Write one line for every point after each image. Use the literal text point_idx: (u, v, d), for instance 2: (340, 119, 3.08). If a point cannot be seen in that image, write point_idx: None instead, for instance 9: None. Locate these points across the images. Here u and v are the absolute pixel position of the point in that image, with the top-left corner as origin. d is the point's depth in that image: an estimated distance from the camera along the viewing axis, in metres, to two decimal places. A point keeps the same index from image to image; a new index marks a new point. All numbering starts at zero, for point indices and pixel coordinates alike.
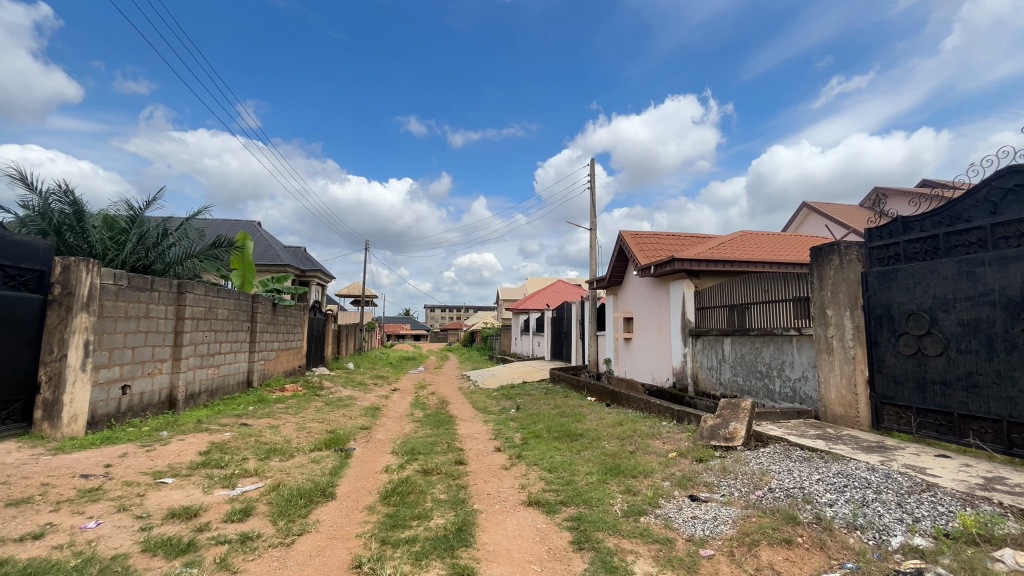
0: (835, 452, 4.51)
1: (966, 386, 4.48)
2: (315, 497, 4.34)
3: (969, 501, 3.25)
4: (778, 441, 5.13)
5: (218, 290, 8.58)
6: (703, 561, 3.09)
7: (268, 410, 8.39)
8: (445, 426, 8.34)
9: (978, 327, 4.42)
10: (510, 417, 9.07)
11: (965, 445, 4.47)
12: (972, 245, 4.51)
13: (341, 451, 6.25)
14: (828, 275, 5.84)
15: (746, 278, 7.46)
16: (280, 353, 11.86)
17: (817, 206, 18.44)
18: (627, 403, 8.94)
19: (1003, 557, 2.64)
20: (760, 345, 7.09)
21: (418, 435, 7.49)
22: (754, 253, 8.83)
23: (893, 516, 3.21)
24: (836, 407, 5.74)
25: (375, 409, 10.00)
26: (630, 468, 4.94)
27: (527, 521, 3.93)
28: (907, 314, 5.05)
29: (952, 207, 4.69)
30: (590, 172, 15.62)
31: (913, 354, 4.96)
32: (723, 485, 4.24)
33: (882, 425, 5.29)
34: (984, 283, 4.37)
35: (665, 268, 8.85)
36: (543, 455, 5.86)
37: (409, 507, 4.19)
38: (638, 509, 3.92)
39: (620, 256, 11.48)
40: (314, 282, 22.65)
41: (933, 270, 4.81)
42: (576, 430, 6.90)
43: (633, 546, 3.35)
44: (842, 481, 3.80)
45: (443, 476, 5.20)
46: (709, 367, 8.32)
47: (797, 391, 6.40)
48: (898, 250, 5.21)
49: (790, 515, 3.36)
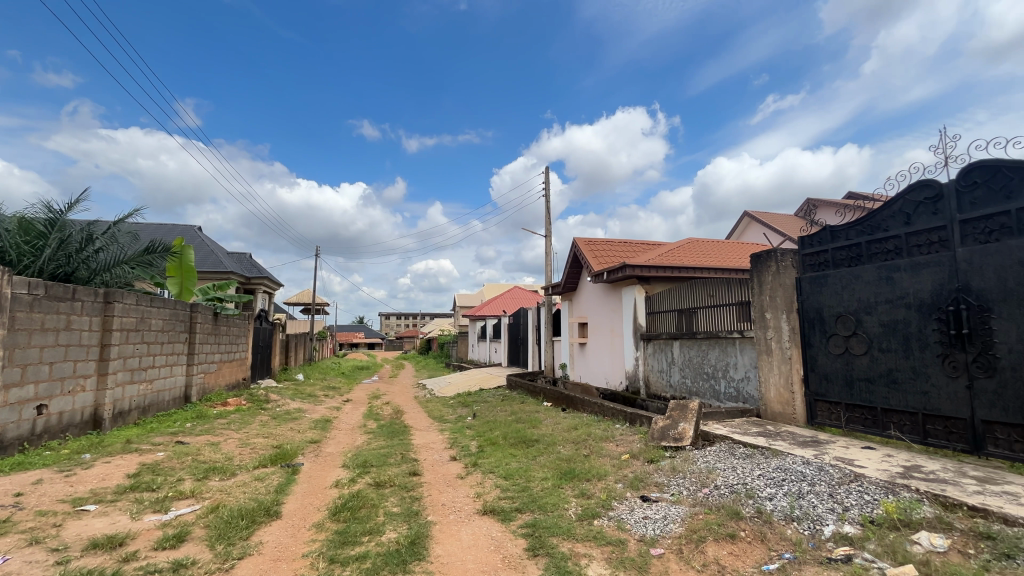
0: (774, 448, 4.76)
1: (887, 382, 4.86)
2: (258, 517, 4.12)
3: (891, 489, 3.51)
4: (723, 439, 5.34)
5: (151, 299, 8.00)
6: (654, 560, 3.16)
7: (207, 427, 7.89)
8: (399, 436, 8.15)
9: (896, 328, 4.80)
10: (466, 425, 8.99)
11: (887, 437, 4.84)
12: (889, 252, 4.91)
13: (288, 467, 5.96)
14: (767, 280, 6.17)
15: (693, 284, 7.79)
16: (222, 366, 11.18)
17: (757, 215, 19.52)
18: (582, 406, 9.07)
19: (920, 540, 2.87)
20: (706, 347, 7.41)
21: (370, 447, 7.27)
22: (700, 259, 9.25)
23: (825, 506, 3.42)
24: (775, 405, 6.07)
25: (325, 421, 9.62)
26: (584, 472, 5.01)
27: (482, 530, 3.89)
28: (836, 316, 5.43)
29: (873, 217, 5.10)
30: (545, 180, 15.87)
31: (841, 354, 5.34)
32: (673, 485, 4.37)
33: (817, 420, 5.65)
34: (900, 287, 4.77)
35: (617, 275, 9.08)
36: (498, 463, 5.82)
37: (360, 522, 4.05)
38: (592, 512, 3.97)
39: (574, 263, 11.69)
40: (260, 289, 21.68)
41: (857, 275, 5.20)
42: (532, 436, 6.93)
43: (586, 549, 3.39)
44: (780, 475, 4.01)
45: (396, 488, 5.07)
46: (659, 369, 8.59)
47: (740, 390, 6.72)
48: (827, 258, 5.61)
49: (734, 510, 3.51)
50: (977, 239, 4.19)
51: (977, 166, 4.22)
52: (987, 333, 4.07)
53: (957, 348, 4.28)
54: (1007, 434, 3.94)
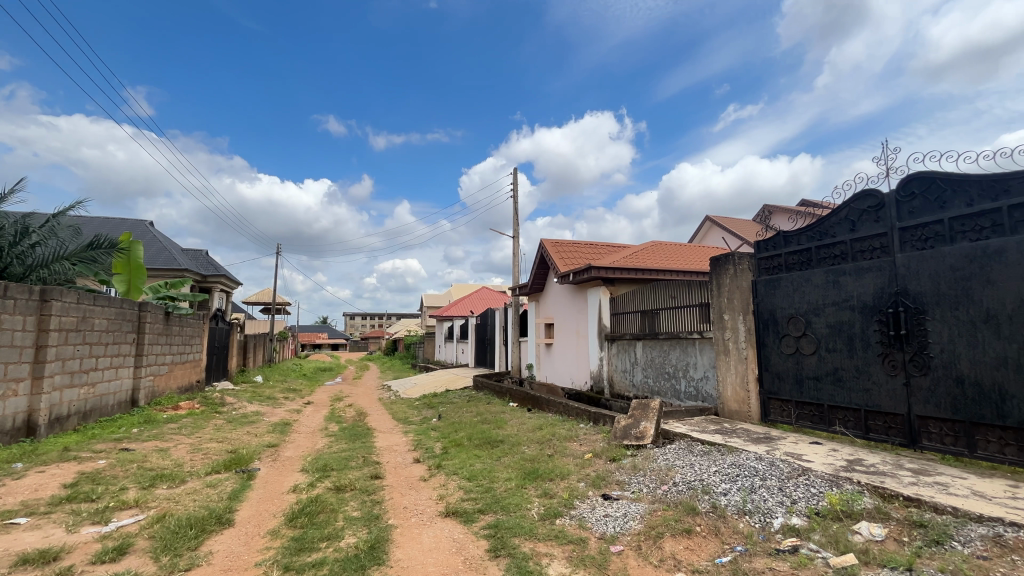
0: (730, 445, 4.93)
1: (833, 380, 5.12)
2: (208, 526, 3.94)
3: (835, 482, 3.69)
4: (682, 437, 5.48)
5: (95, 297, 7.53)
6: (613, 557, 3.21)
7: (156, 432, 7.49)
8: (361, 439, 7.97)
9: (842, 329, 5.06)
10: (431, 426, 8.89)
11: (833, 432, 5.10)
12: (836, 257, 5.18)
13: (242, 473, 5.73)
14: (725, 282, 6.32)
15: (656, 286, 7.98)
16: (173, 367, 10.64)
17: (718, 220, 20.20)
18: (547, 407, 9.13)
19: (861, 530, 3.03)
20: (668, 347, 7.59)
21: (331, 451, 7.08)
22: (663, 262, 9.48)
23: (775, 499, 3.56)
24: (732, 403, 6.25)
25: (284, 424, 9.31)
26: (548, 471, 5.04)
27: (444, 532, 3.86)
28: (788, 317, 5.68)
29: (821, 224, 5.36)
30: (513, 181, 15.93)
31: (792, 353, 5.59)
32: (634, 483, 4.46)
33: (769, 417, 5.90)
34: (846, 290, 5.03)
35: (583, 276, 9.19)
36: (462, 464, 5.79)
37: (318, 528, 3.93)
38: (554, 511, 4.00)
39: (541, 264, 11.77)
40: (217, 288, 20.80)
41: (807, 278, 5.46)
42: (497, 437, 6.92)
43: (548, 548, 3.41)
44: (735, 471, 4.16)
45: (357, 492, 4.95)
46: (623, 369, 8.75)
47: (699, 389, 6.91)
48: (781, 262, 5.86)
49: (690, 506, 3.61)
50: (914, 245, 4.47)
51: (915, 177, 4.50)
52: (922, 333, 4.34)
53: (895, 348, 4.55)
54: (939, 428, 4.23)
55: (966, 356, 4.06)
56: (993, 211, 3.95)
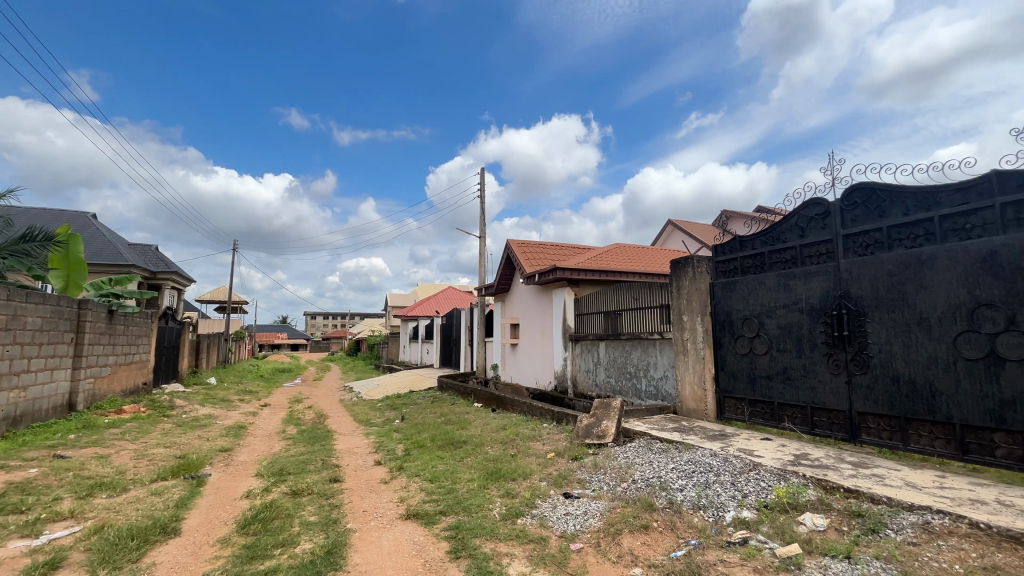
0: (687, 442, 5.09)
1: (783, 379, 5.37)
2: (152, 536, 3.74)
3: (783, 475, 3.87)
4: (642, 435, 5.61)
5: (27, 294, 7.01)
6: (572, 555, 3.26)
7: (96, 438, 7.04)
8: (321, 442, 7.76)
9: (791, 330, 5.31)
10: (394, 428, 8.76)
11: (782, 428, 5.35)
12: (787, 261, 5.44)
13: (192, 479, 5.47)
14: (684, 284, 6.45)
15: (619, 287, 8.13)
16: (117, 369, 10.03)
17: (680, 224, 20.80)
18: (511, 407, 9.15)
19: (805, 521, 3.19)
20: (630, 347, 7.75)
21: (289, 454, 6.86)
22: (626, 264, 9.68)
23: (727, 494, 3.70)
24: (689, 401, 6.45)
25: (238, 428, 8.94)
26: (510, 471, 5.05)
27: (404, 535, 3.81)
28: (743, 319, 5.91)
29: (774, 230, 5.62)
30: (481, 180, 15.89)
31: (746, 353, 5.83)
32: (594, 481, 4.53)
33: (725, 415, 6.12)
34: (795, 293, 5.29)
35: (548, 277, 9.27)
36: (425, 465, 5.73)
37: (272, 534, 3.80)
38: (516, 511, 4.02)
39: (507, 264, 11.79)
40: (168, 285, 19.78)
41: (760, 282, 5.70)
42: (460, 437, 6.89)
43: (509, 548, 3.42)
44: (691, 467, 4.30)
45: (315, 496, 4.82)
46: (586, 369, 8.88)
47: (659, 388, 7.10)
48: (736, 265, 6.10)
49: (648, 503, 3.70)
50: (857, 251, 4.74)
51: (858, 188, 4.78)
52: (863, 334, 4.61)
53: (839, 348, 4.81)
54: (877, 424, 4.50)
55: (901, 356, 4.34)
56: (926, 221, 4.24)
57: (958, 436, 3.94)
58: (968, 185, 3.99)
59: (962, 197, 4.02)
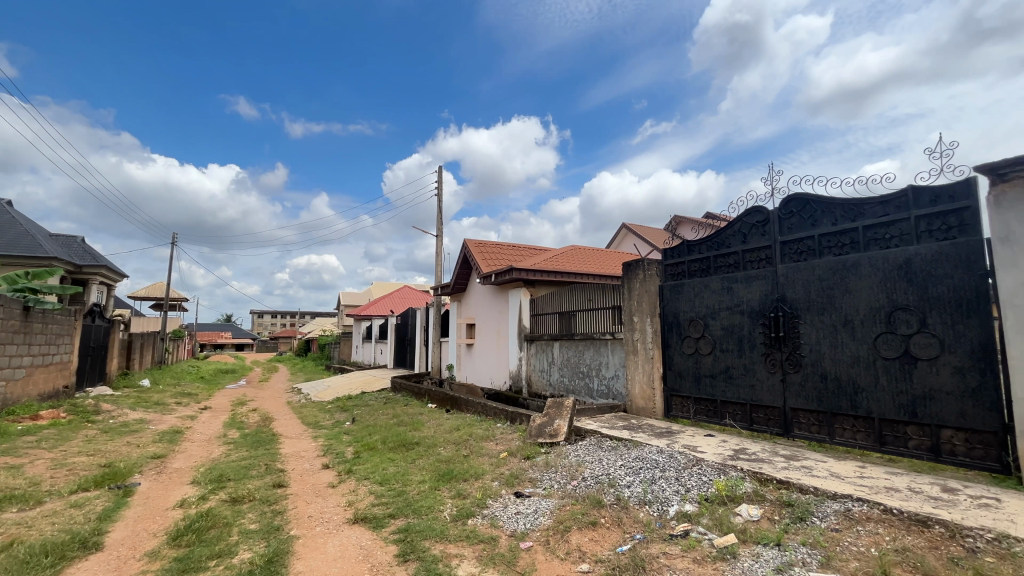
0: (635, 440, 5.24)
1: (725, 377, 5.64)
2: (69, 552, 3.44)
3: (723, 469, 4.07)
4: (593, 433, 5.73)
5: None
6: (522, 553, 3.28)
7: (6, 447, 6.40)
8: (265, 446, 7.42)
9: (733, 331, 5.59)
10: (344, 430, 8.51)
11: (724, 424, 5.62)
12: (730, 266, 5.72)
13: (118, 489, 5.08)
14: (635, 286, 6.64)
15: (573, 288, 8.28)
16: (33, 371, 9.18)
17: (634, 227, 21.42)
18: (465, 407, 9.12)
19: (742, 512, 3.36)
20: (583, 347, 7.90)
21: (229, 459, 6.51)
22: (581, 266, 9.86)
23: (672, 489, 3.84)
24: (638, 400, 6.64)
25: (173, 433, 8.40)
26: (462, 472, 5.02)
27: (351, 540, 3.70)
28: (689, 320, 6.16)
29: (718, 235, 5.89)
30: (438, 179, 15.72)
31: (692, 353, 6.08)
32: (545, 479, 4.59)
33: (671, 413, 6.35)
34: (737, 296, 5.57)
35: (504, 277, 9.30)
36: (375, 468, 5.60)
37: (207, 545, 3.59)
38: (467, 512, 4.00)
39: (463, 264, 11.73)
40: (96, 280, 18.31)
41: (706, 285, 5.96)
42: (412, 439, 6.78)
43: (458, 549, 3.40)
44: (638, 464, 4.43)
45: (256, 503, 4.59)
46: (540, 369, 8.98)
47: (610, 387, 7.28)
48: (684, 269, 6.35)
49: (596, 499, 3.79)
50: (792, 257, 5.05)
51: (794, 198, 5.10)
52: (796, 335, 4.92)
53: (775, 348, 5.11)
54: (807, 419, 4.81)
55: (829, 355, 4.66)
56: (852, 230, 4.58)
57: (877, 429, 4.28)
58: (889, 198, 4.35)
59: (884, 209, 4.38)
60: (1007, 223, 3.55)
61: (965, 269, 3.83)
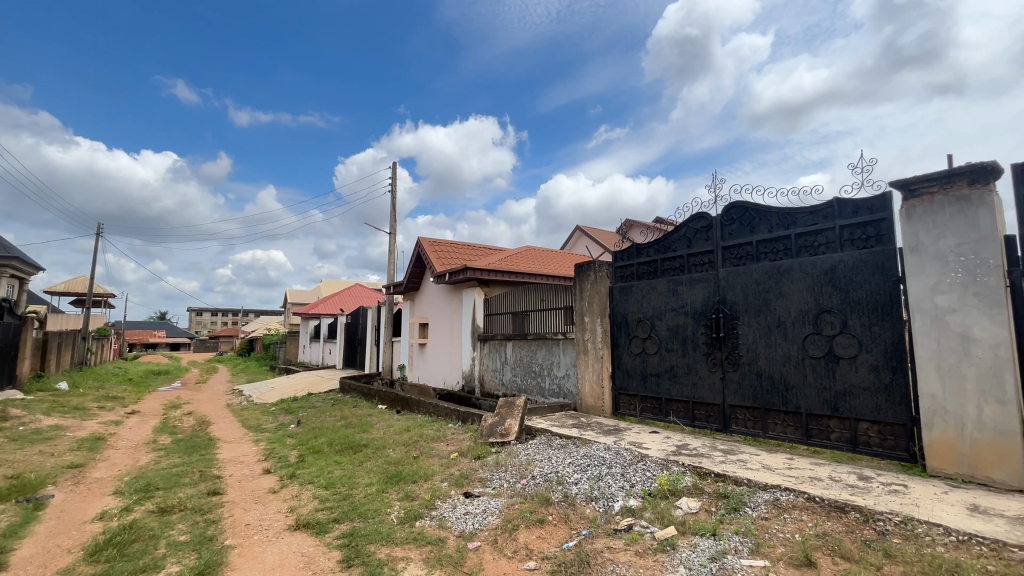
0: (583, 438, 5.35)
1: (669, 376, 5.86)
2: None
3: (666, 465, 4.23)
4: (543, 431, 5.80)
5: None
6: (469, 554, 3.27)
7: None
8: (200, 451, 6.99)
9: (678, 332, 5.82)
10: (289, 433, 8.16)
11: (668, 421, 5.84)
12: (675, 269, 5.96)
13: (27, 503, 4.63)
14: (586, 287, 6.78)
15: (527, 288, 8.34)
16: None
17: (587, 230, 21.86)
18: (416, 407, 8.99)
19: (682, 504, 3.51)
20: (536, 347, 7.98)
21: (159, 467, 6.09)
22: (534, 266, 9.95)
23: (617, 484, 3.96)
24: (588, 398, 6.78)
25: (95, 440, 7.75)
26: (411, 473, 4.95)
27: (291, 547, 3.56)
28: (637, 321, 6.36)
29: (665, 239, 6.12)
30: (392, 175, 15.42)
31: (639, 353, 6.28)
32: (495, 478, 4.59)
33: (619, 410, 6.54)
34: (682, 298, 5.81)
35: (458, 276, 9.24)
36: (320, 471, 5.40)
37: (130, 559, 3.34)
38: (415, 513, 3.94)
39: (417, 262, 11.55)
40: (5, 272, 16.60)
41: (653, 287, 6.17)
42: (360, 441, 6.61)
43: (405, 552, 3.34)
44: (586, 462, 4.53)
45: (188, 512, 4.32)
46: (493, 369, 8.99)
47: (562, 386, 7.39)
48: (633, 271, 6.55)
49: (544, 497, 3.84)
50: (732, 261, 5.33)
51: (734, 206, 5.38)
52: (735, 336, 5.20)
53: (715, 348, 5.38)
54: (744, 414, 5.09)
55: (764, 354, 4.95)
56: (785, 238, 4.89)
57: (804, 423, 4.60)
58: (817, 208, 4.67)
59: (813, 219, 4.70)
60: (916, 234, 3.90)
61: (881, 275, 4.18)
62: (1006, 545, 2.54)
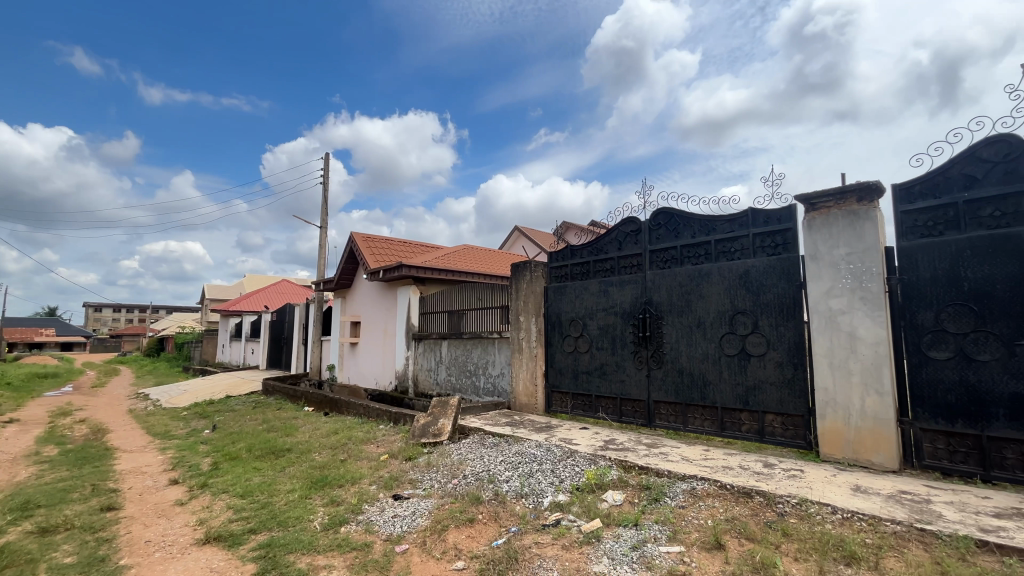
0: (516, 435, 5.41)
1: (599, 374, 6.07)
2: None
3: (594, 459, 4.37)
4: (477, 430, 5.79)
5: None
6: (397, 558, 3.19)
7: None
8: (93, 463, 6.27)
9: (608, 331, 6.04)
10: (201, 439, 7.54)
11: (597, 417, 6.05)
12: (607, 270, 6.18)
13: None
14: (522, 286, 6.85)
15: (464, 287, 8.28)
16: None
17: (525, 230, 22.15)
18: (345, 409, 8.65)
19: (607, 497, 3.65)
20: (471, 346, 7.96)
21: (41, 482, 5.38)
22: (472, 265, 9.91)
23: (547, 480, 4.04)
24: (522, 396, 6.85)
25: None
26: (337, 478, 4.74)
27: (199, 563, 3.28)
28: (570, 320, 6.53)
29: (598, 241, 6.33)
30: (324, 166, 14.71)
31: (571, 351, 6.45)
32: (426, 480, 4.51)
33: (552, 408, 6.68)
34: (612, 298, 6.03)
35: (393, 273, 8.98)
36: (236, 479, 5.04)
37: None
38: (339, 519, 3.78)
39: (350, 258, 11.10)
40: None
41: (585, 287, 6.37)
42: (283, 445, 6.24)
43: (327, 560, 3.20)
44: (517, 459, 4.57)
45: (75, 532, 3.85)
46: (427, 368, 8.84)
47: (496, 385, 7.43)
48: (567, 271, 6.71)
49: (475, 496, 3.83)
50: (658, 265, 5.62)
51: (661, 212, 5.67)
52: (660, 335, 5.48)
53: (642, 346, 5.64)
54: (666, 409, 5.38)
55: (685, 352, 5.26)
56: (706, 243, 5.22)
57: (719, 416, 4.94)
58: (735, 217, 5.04)
59: (730, 226, 5.06)
60: (816, 244, 4.32)
61: (786, 280, 4.58)
62: (881, 520, 2.88)
